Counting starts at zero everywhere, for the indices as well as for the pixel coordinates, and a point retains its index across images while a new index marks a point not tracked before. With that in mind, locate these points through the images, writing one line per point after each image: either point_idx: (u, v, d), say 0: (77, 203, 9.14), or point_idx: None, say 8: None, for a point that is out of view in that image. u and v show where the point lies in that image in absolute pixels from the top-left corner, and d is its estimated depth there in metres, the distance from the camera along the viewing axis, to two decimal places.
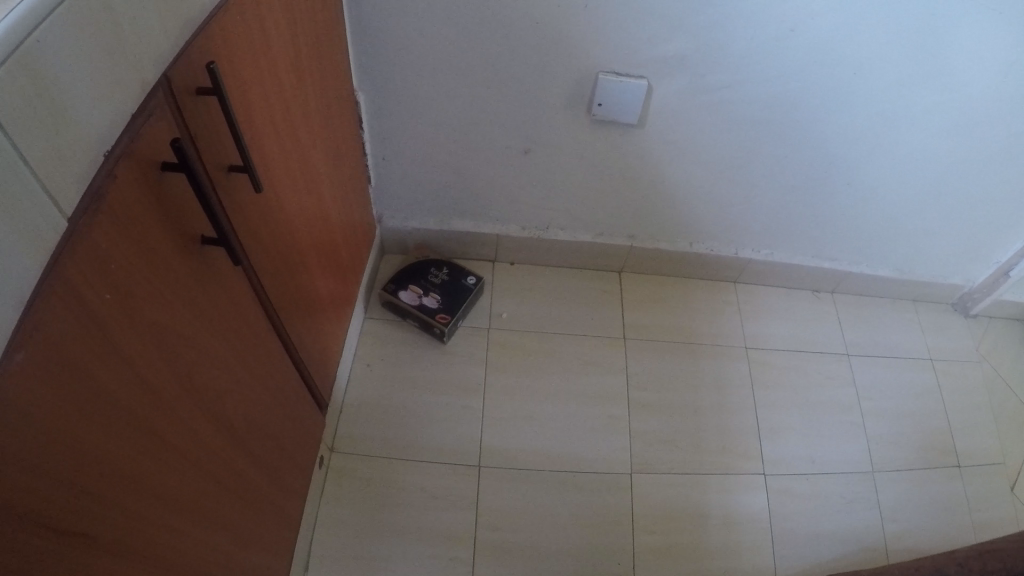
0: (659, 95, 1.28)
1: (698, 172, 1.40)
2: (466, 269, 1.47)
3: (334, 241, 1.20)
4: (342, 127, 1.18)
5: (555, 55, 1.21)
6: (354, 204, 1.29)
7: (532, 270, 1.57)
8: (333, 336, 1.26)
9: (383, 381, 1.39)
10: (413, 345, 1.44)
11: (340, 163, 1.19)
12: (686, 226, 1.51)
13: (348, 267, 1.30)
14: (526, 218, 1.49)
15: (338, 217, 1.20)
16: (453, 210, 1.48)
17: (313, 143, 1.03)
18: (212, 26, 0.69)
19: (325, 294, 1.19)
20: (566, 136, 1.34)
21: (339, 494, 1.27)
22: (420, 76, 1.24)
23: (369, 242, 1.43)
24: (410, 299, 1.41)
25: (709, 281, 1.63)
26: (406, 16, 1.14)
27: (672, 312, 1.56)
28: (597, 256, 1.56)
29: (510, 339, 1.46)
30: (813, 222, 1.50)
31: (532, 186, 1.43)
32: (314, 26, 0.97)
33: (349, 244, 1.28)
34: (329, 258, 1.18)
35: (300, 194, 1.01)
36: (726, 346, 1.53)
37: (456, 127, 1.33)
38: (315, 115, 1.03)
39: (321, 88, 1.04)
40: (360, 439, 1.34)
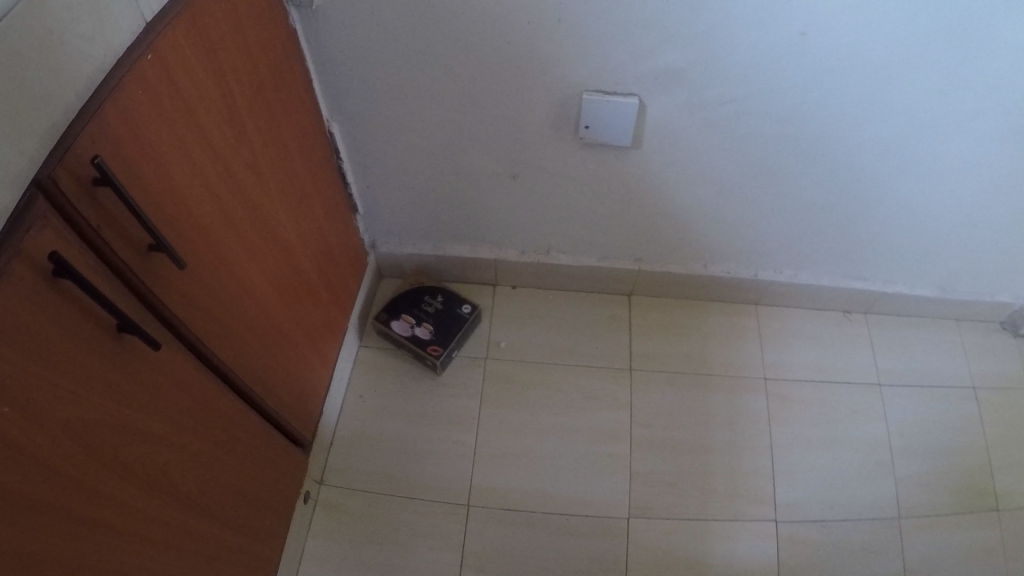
0: (654, 112, 1.17)
1: (705, 192, 1.29)
2: (462, 296, 1.42)
3: (305, 281, 1.18)
4: (302, 164, 1.16)
5: (534, 73, 1.13)
6: (329, 238, 1.27)
7: (535, 294, 1.49)
8: (314, 375, 1.24)
9: (375, 413, 1.37)
10: (407, 375, 1.41)
11: (304, 201, 1.16)
12: (697, 249, 1.40)
13: (328, 303, 1.27)
14: (523, 242, 1.41)
15: (308, 256, 1.18)
16: (445, 235, 1.42)
17: (262, 192, 1.01)
18: (104, 113, 0.66)
19: (299, 337, 1.17)
20: (556, 156, 1.26)
21: (327, 529, 1.25)
22: (391, 100, 1.20)
23: (357, 272, 1.40)
24: (402, 330, 1.38)
25: (728, 304, 1.53)
26: (363, 40, 1.10)
27: (684, 340, 1.46)
28: (604, 280, 1.47)
29: (508, 369, 1.41)
30: (837, 242, 1.37)
31: (525, 210, 1.35)
32: (251, 73, 0.94)
33: (327, 280, 1.26)
34: (300, 301, 1.16)
35: (250, 248, 0.99)
36: (746, 378, 1.44)
37: (435, 152, 1.28)
38: (261, 162, 1.00)
39: (267, 133, 1.01)
40: (351, 472, 1.31)
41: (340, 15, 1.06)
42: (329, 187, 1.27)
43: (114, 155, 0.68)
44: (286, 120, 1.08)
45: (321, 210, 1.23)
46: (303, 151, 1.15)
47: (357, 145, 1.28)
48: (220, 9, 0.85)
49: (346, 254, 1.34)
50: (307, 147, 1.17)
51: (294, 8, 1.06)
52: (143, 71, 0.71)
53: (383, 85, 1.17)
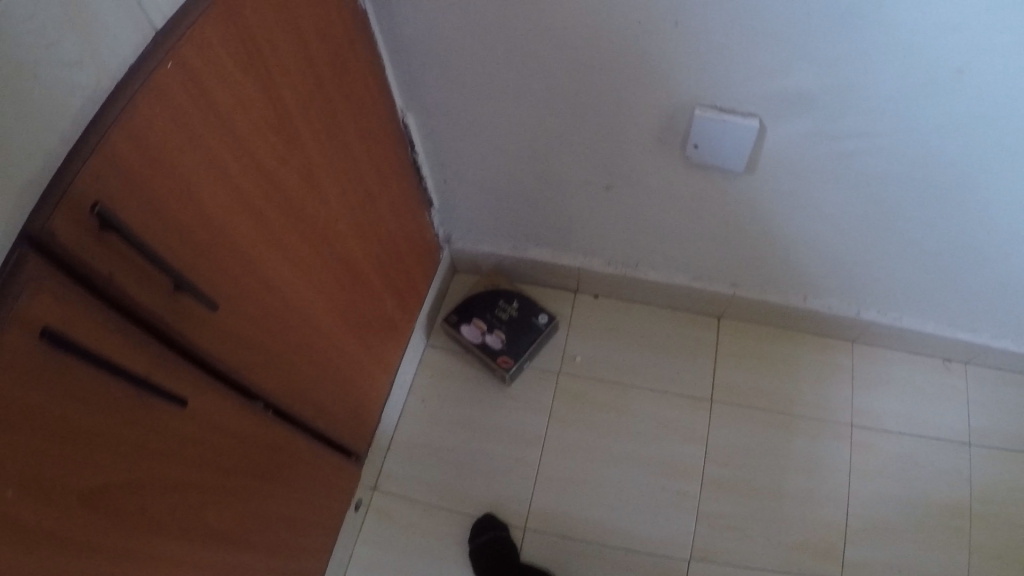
0: (774, 138, 1.01)
1: (817, 225, 1.14)
2: (538, 305, 1.32)
3: (358, 281, 1.12)
4: (366, 163, 1.08)
5: (640, 83, 0.98)
6: (393, 236, 1.19)
7: (616, 306, 1.38)
8: (368, 379, 1.21)
9: (438, 420, 1.34)
10: (472, 382, 1.36)
11: (364, 200, 1.09)
12: (798, 279, 1.25)
13: (387, 304, 1.22)
14: (608, 252, 1.30)
15: (363, 257, 1.12)
16: (524, 236, 1.31)
17: (307, 193, 0.95)
18: (106, 155, 0.61)
19: (348, 339, 1.13)
20: (656, 172, 1.11)
21: (379, 535, 1.25)
22: (478, 96, 1.08)
23: (428, 271, 1.33)
24: (472, 336, 1.31)
25: (822, 338, 1.36)
26: (450, 29, 0.98)
27: (769, 371, 1.33)
28: (691, 299, 1.34)
29: (580, 387, 1.34)
30: (954, 292, 1.22)
31: (613, 222, 1.23)
32: (297, 66, 0.87)
33: (387, 281, 1.20)
34: (350, 304, 1.12)
35: (290, 254, 0.94)
36: (828, 423, 1.31)
37: (513, 153, 1.16)
38: (308, 163, 0.94)
39: (318, 130, 0.95)
40: (405, 479, 1.29)
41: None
42: (399, 185, 1.18)
43: (126, 186, 0.64)
44: (343, 117, 1.00)
45: (386, 210, 1.16)
46: (366, 148, 1.07)
47: (433, 139, 1.18)
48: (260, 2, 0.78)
49: (415, 253, 1.27)
50: (370, 145, 1.08)
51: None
52: (162, 84, 0.65)
53: (464, 77, 1.05)
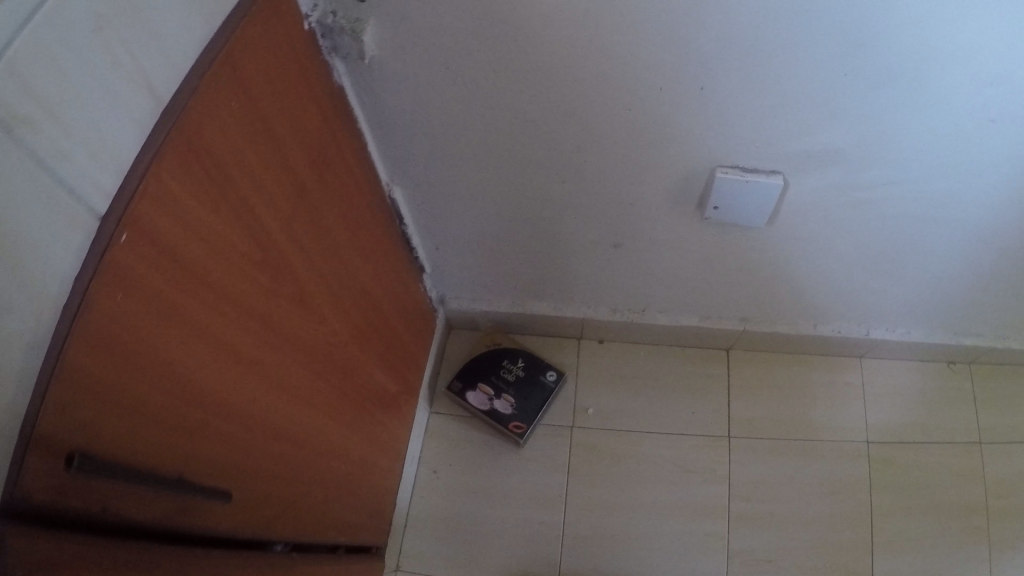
0: (796, 194, 0.95)
1: (831, 263, 1.10)
2: (545, 362, 1.27)
3: (360, 382, 1.00)
4: (360, 254, 0.94)
5: (659, 153, 0.90)
6: (393, 319, 1.08)
7: (621, 349, 1.34)
8: (379, 470, 1.13)
9: (453, 489, 1.27)
10: (484, 446, 1.29)
11: (361, 296, 0.96)
12: (809, 309, 1.23)
13: (391, 390, 1.12)
14: (614, 301, 1.23)
15: (364, 355, 0.99)
16: (523, 292, 1.23)
17: (303, 317, 0.80)
18: (68, 382, 0.47)
19: (355, 441, 1.02)
20: (669, 229, 1.04)
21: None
22: (475, 168, 0.97)
23: (427, 340, 1.24)
24: (479, 403, 1.25)
25: (826, 357, 1.36)
26: (445, 104, 0.86)
27: (778, 399, 1.33)
28: (700, 335, 1.30)
29: (597, 440, 1.28)
30: (964, 303, 1.21)
31: (621, 274, 1.16)
32: (280, 181, 0.71)
33: (388, 368, 1.09)
34: (356, 407, 1.00)
35: (289, 390, 0.81)
36: (844, 442, 1.31)
37: (511, 217, 1.06)
38: (303, 284, 0.79)
39: (310, 243, 0.79)
40: (426, 557, 1.23)
41: (403, 71, 0.81)
42: (396, 263, 1.08)
43: (92, 418, 0.51)
44: (334, 215, 0.84)
45: (383, 295, 1.03)
46: (360, 240, 0.93)
47: (423, 211, 1.06)
48: (230, 125, 0.61)
49: (414, 326, 1.17)
50: (364, 234, 0.94)
51: (341, 59, 0.79)
52: (122, 265, 0.51)
53: (456, 152, 0.94)
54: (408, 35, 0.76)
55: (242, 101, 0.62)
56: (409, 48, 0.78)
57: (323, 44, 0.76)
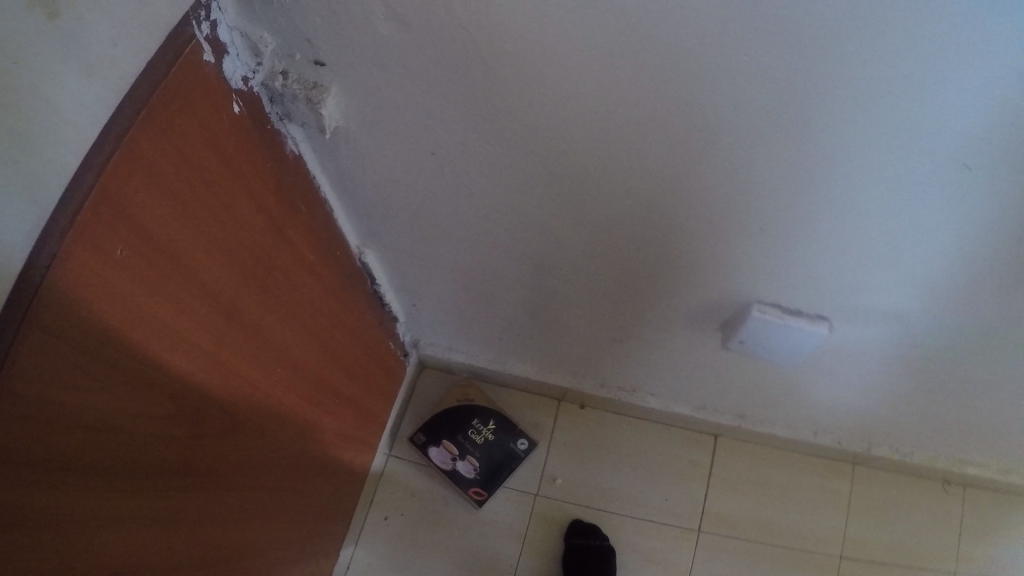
0: (839, 339, 0.80)
1: (849, 394, 0.97)
2: (518, 428, 1.14)
3: (303, 471, 0.83)
4: (316, 336, 0.75)
5: (688, 275, 0.73)
6: (353, 386, 0.91)
7: (602, 417, 1.22)
8: (320, 535, 0.98)
9: (402, 540, 1.11)
10: (444, 499, 1.14)
11: (313, 383, 0.78)
12: (813, 421, 1.11)
13: (342, 456, 0.95)
14: (605, 379, 1.10)
15: (311, 441, 0.82)
16: (506, 353, 1.09)
17: (231, 445, 0.63)
18: None
19: (295, 529, 0.87)
20: (684, 342, 0.89)
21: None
22: (463, 247, 0.79)
23: (395, 384, 1.08)
24: (441, 461, 1.12)
25: (818, 458, 1.25)
26: (425, 185, 0.67)
27: (757, 493, 1.24)
28: (688, 420, 1.19)
29: (563, 512, 1.15)
30: (980, 445, 1.09)
31: (622, 363, 1.03)
32: (201, 304, 0.52)
33: (341, 437, 0.93)
34: (297, 499, 0.84)
35: (212, 533, 0.64)
36: (822, 554, 1.21)
37: (507, 294, 0.89)
38: (233, 410, 0.61)
39: (244, 358, 0.61)
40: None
41: (377, 146, 0.62)
42: (366, 318, 0.90)
43: None
44: (282, 310, 0.65)
45: (343, 367, 0.85)
46: (319, 322, 0.74)
47: (399, 270, 0.89)
48: (114, 273, 0.42)
49: (379, 380, 1.00)
50: (325, 312, 0.75)
51: (296, 127, 0.60)
52: None
53: (447, 230, 0.75)
54: (384, 113, 0.57)
55: (136, 231, 0.43)
56: (382, 126, 0.59)
57: (270, 111, 0.56)
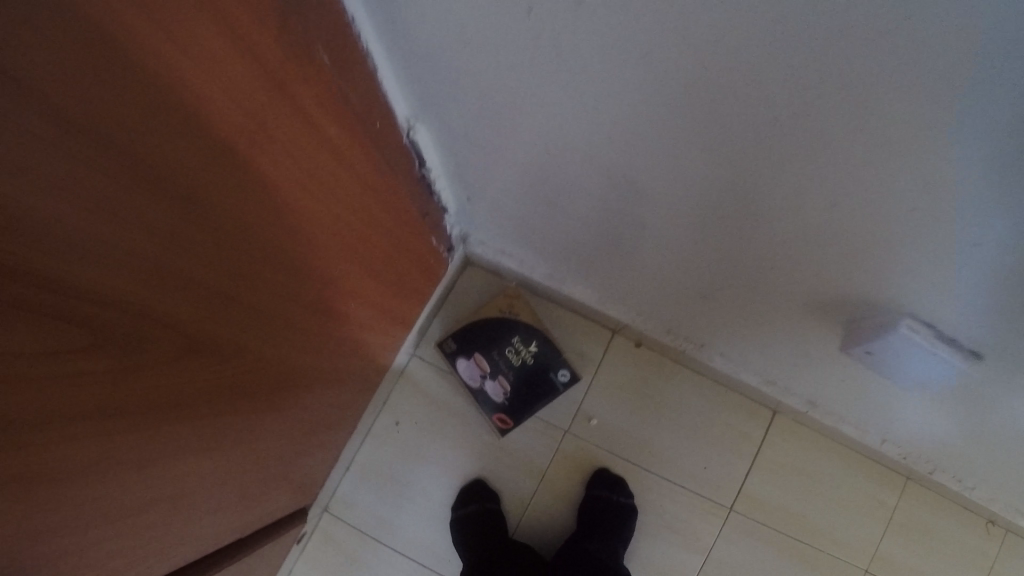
0: (978, 378, 0.64)
1: (946, 422, 0.84)
2: (562, 357, 0.98)
3: (311, 385, 0.68)
4: (336, 233, 0.56)
5: (839, 261, 0.54)
6: (380, 290, 0.74)
7: (656, 362, 1.07)
8: (333, 433, 0.86)
9: (414, 447, 1.01)
10: (465, 417, 1.01)
11: (330, 290, 0.60)
12: (888, 429, 0.98)
13: (363, 359, 0.81)
14: (674, 327, 0.97)
15: (324, 355, 0.67)
16: (572, 274, 0.93)
17: (205, 376, 0.45)
18: None
19: (299, 444, 0.74)
20: (783, 317, 0.74)
21: (318, 561, 0.99)
22: (548, 146, 0.59)
23: (433, 283, 0.93)
24: (468, 375, 0.99)
25: (871, 461, 1.12)
26: (511, 61, 0.46)
27: (795, 484, 1.12)
28: (747, 389, 1.07)
29: (588, 457, 1.04)
30: None
31: (702, 319, 0.89)
32: (157, 203, 0.31)
33: (363, 344, 0.78)
34: (303, 416, 0.71)
35: (175, 475, 0.48)
36: (846, 561, 1.12)
37: (594, 219, 0.73)
38: (210, 336, 0.43)
39: (229, 270, 0.41)
40: (360, 512, 0.99)
41: None
42: (409, 210, 0.72)
43: None
44: (289, 199, 0.45)
45: (370, 270, 0.68)
46: (339, 217, 0.55)
47: (457, 158, 0.70)
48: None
49: (414, 281, 0.84)
50: (348, 204, 0.56)
51: None
52: None
53: (528, 128, 0.57)
54: None
55: (5, 81, 0.20)
56: None
57: None
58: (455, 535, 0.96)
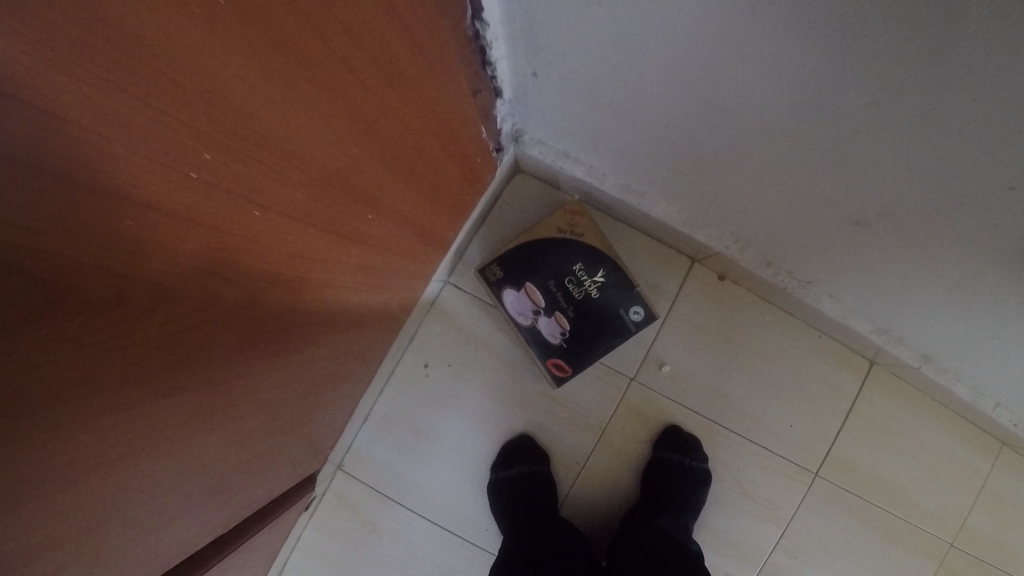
0: None
1: None
2: (635, 290, 0.77)
3: (322, 336, 0.52)
4: (351, 106, 0.35)
5: None
6: (414, 204, 0.55)
7: (744, 299, 0.86)
8: (352, 377, 0.69)
9: (444, 393, 0.87)
10: (509, 361, 0.86)
11: (341, 198, 0.40)
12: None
13: (388, 293, 0.64)
14: (777, 255, 0.74)
15: (333, 289, 0.48)
16: (656, 187, 0.71)
17: (94, 331, 0.24)
18: None
19: (309, 405, 0.59)
20: (964, 250, 0.53)
21: (330, 525, 0.89)
22: None
23: (477, 194, 0.73)
24: (517, 311, 0.80)
25: (979, 428, 0.91)
26: None
27: (889, 450, 0.91)
28: (851, 338, 0.85)
29: (654, 411, 0.86)
30: None
31: (825, 248, 0.67)
32: None
33: (391, 277, 0.61)
34: (316, 374, 0.56)
35: (73, 487, 0.28)
36: (932, 538, 0.93)
37: (720, 108, 0.51)
38: (88, 261, 0.21)
39: (111, 133, 0.19)
40: (377, 470, 0.88)
41: None
42: (457, 83, 0.51)
43: None
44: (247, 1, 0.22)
45: (401, 173, 0.48)
46: (356, 80, 0.34)
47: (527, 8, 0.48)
48: None
49: (455, 193, 0.65)
50: (372, 62, 0.35)
51: None
52: None
53: None
54: None
55: None
56: None
57: None
58: (491, 496, 0.84)
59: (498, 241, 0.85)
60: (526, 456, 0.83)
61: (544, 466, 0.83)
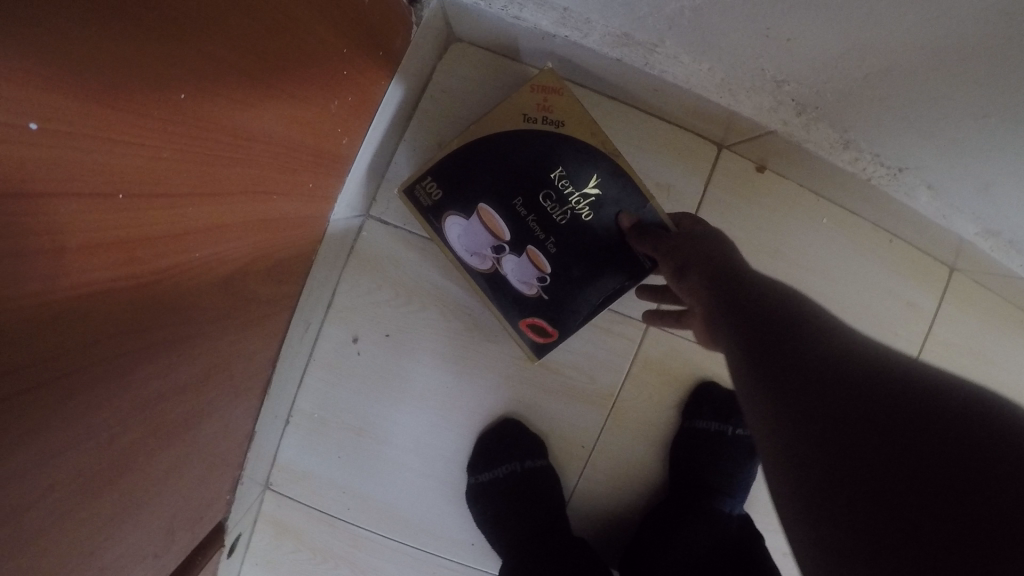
0: None
1: None
2: (652, 207, 0.49)
3: (76, 398, 0.25)
4: None
5: None
6: (219, 98, 0.27)
7: (793, 197, 0.60)
8: (231, 395, 0.44)
9: (386, 375, 0.62)
10: (472, 318, 0.61)
11: None
12: None
13: (236, 269, 0.36)
14: (863, 129, 0.45)
15: (11, 317, 0.20)
16: (678, 36, 0.42)
17: None
18: None
19: (127, 487, 0.33)
20: None
21: (272, 558, 0.65)
22: None
23: (385, 77, 0.44)
24: (467, 248, 0.53)
25: None
26: None
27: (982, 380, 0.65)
28: (934, 243, 0.58)
29: (680, 365, 0.62)
30: None
31: (965, 115, 0.39)
32: None
33: (231, 240, 0.34)
34: (112, 448, 0.29)
35: None
36: None
37: None
38: None
39: None
40: (318, 485, 0.64)
41: None
42: None
43: None
44: None
45: (111, 17, 0.20)
46: None
47: None
48: None
49: (333, 75, 0.36)
50: None
51: None
52: None
53: None
54: None
55: None
56: None
57: None
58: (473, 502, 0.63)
59: (433, 147, 0.57)
60: (515, 448, 0.61)
61: (541, 461, 0.62)
